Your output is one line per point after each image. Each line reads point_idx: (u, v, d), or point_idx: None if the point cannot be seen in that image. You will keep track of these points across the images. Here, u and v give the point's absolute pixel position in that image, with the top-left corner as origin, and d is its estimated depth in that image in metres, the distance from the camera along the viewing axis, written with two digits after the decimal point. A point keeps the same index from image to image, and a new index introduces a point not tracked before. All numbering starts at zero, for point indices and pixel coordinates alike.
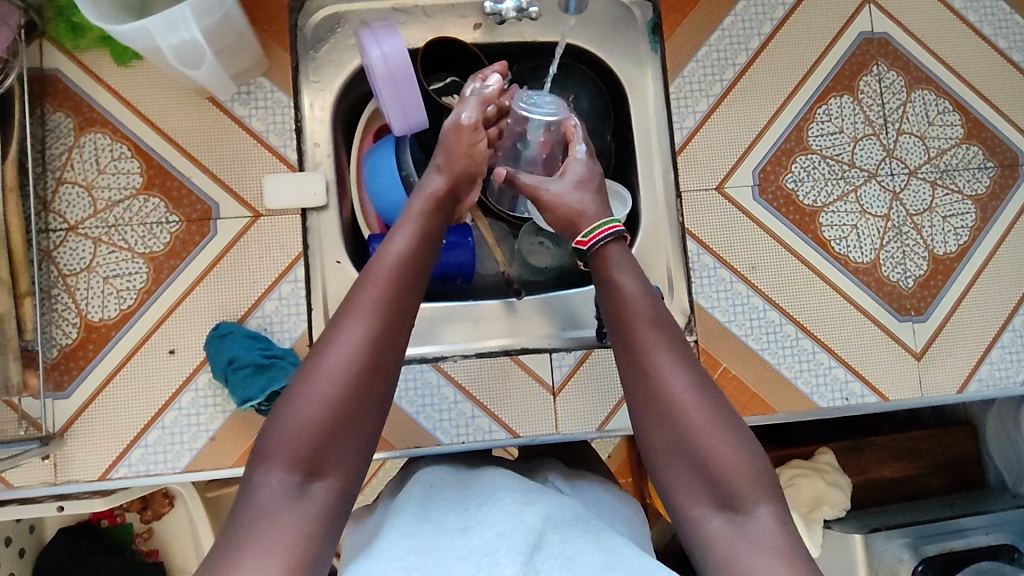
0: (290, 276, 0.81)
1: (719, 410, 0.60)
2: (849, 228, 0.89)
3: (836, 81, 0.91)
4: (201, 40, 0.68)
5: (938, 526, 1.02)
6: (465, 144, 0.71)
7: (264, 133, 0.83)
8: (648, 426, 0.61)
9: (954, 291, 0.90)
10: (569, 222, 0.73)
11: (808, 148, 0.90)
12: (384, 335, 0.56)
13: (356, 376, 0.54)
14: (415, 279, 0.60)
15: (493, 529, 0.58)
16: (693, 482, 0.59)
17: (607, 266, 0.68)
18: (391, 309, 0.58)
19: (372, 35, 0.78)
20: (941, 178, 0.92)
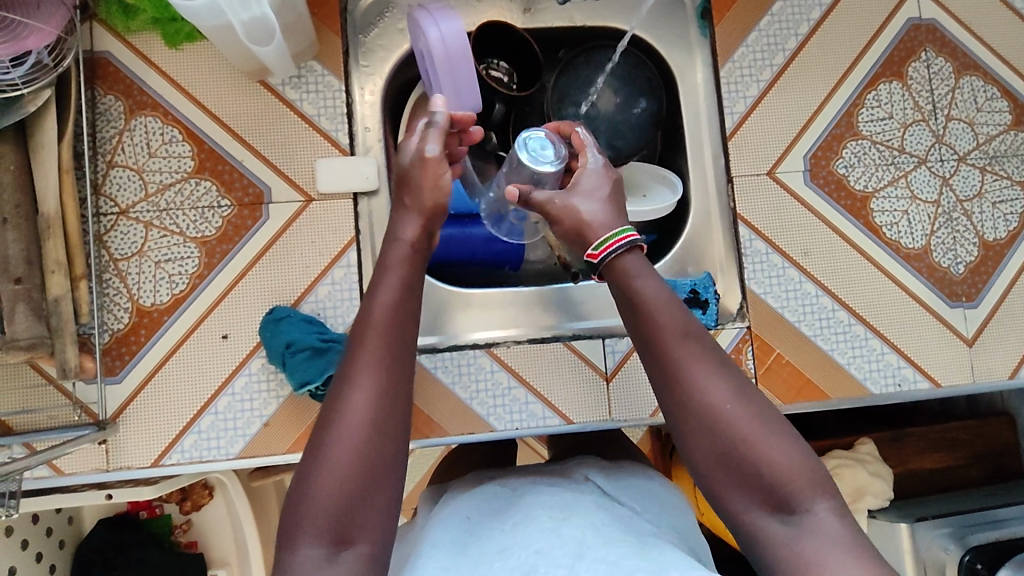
0: (343, 260, 0.81)
1: (767, 415, 0.56)
2: (900, 214, 0.89)
3: (885, 67, 0.91)
4: (270, 17, 0.67)
5: (977, 516, 1.00)
6: (428, 175, 0.64)
7: (316, 117, 0.83)
8: (691, 441, 0.57)
9: (1005, 276, 0.89)
10: (575, 235, 0.65)
11: (859, 134, 0.90)
12: (385, 393, 0.54)
13: (361, 448, 0.52)
14: (405, 333, 0.57)
15: (532, 548, 0.58)
16: (747, 494, 0.55)
17: (628, 268, 0.62)
18: (386, 371, 0.55)
19: (434, 16, 0.77)
20: (990, 164, 0.91)
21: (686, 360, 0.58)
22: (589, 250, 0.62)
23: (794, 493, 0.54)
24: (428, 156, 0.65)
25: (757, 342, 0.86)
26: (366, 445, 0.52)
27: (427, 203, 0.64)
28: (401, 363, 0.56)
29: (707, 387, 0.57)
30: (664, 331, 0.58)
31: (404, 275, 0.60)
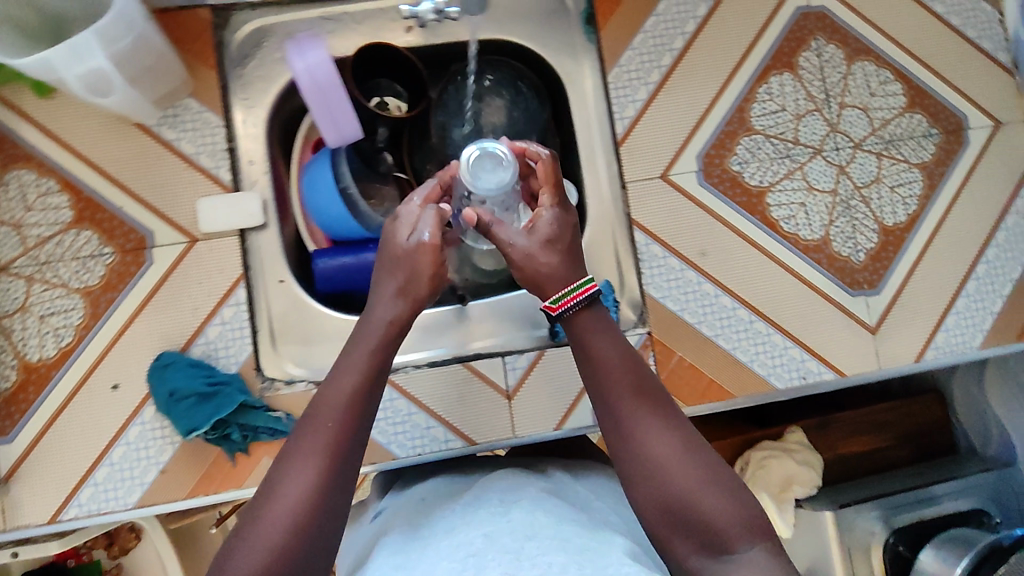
0: (232, 299, 0.80)
1: (702, 465, 0.62)
2: (797, 207, 0.89)
3: (775, 59, 0.90)
4: (109, 67, 0.68)
5: (907, 496, 1.02)
6: (429, 261, 0.67)
7: (196, 155, 0.82)
8: (633, 486, 0.63)
9: (905, 261, 0.90)
10: (533, 287, 0.69)
11: (752, 129, 0.89)
12: (336, 465, 0.59)
13: (308, 514, 0.57)
14: (368, 408, 0.62)
15: (479, 530, 0.62)
16: (673, 532, 0.61)
17: (581, 325, 0.69)
18: (342, 443, 0.60)
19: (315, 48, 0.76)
20: (886, 149, 0.91)
21: (632, 410, 0.65)
22: (547, 302, 0.67)
23: (727, 536, 0.59)
24: (427, 240, 0.67)
25: (658, 348, 0.86)
26: (313, 511, 0.57)
27: (413, 289, 0.67)
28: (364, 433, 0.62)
29: (644, 438, 0.63)
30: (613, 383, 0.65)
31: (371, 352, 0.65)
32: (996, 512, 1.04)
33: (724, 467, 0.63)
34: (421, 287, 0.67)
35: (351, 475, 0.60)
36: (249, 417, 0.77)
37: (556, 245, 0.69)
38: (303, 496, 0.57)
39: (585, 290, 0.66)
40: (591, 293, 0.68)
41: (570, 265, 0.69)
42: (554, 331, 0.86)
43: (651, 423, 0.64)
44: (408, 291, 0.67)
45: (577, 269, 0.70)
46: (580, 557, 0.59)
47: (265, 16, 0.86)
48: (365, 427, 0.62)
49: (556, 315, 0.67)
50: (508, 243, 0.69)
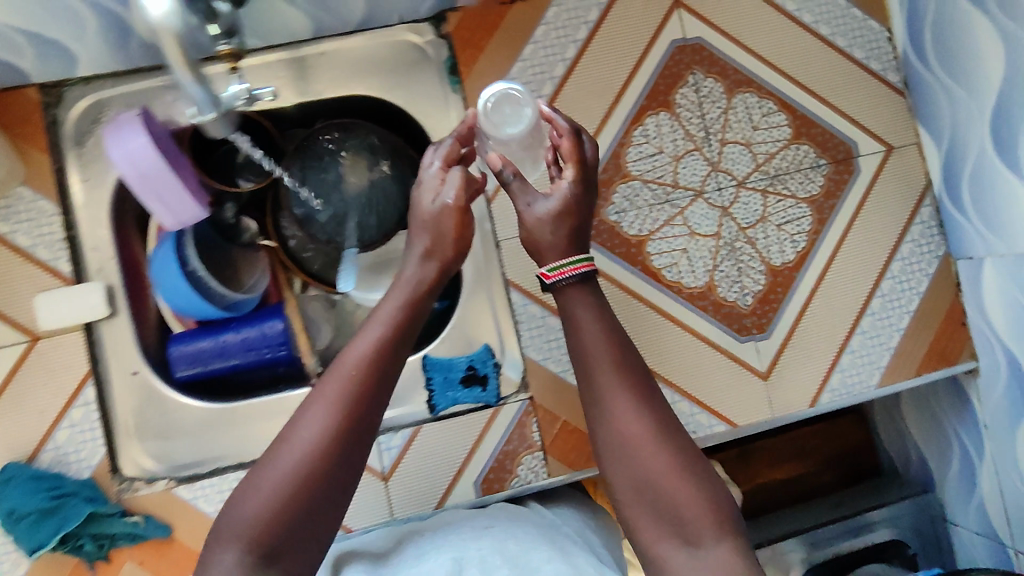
0: (80, 399, 0.76)
1: (680, 442, 0.63)
2: (679, 253, 0.85)
3: (650, 99, 0.86)
4: None
5: (833, 529, 1.02)
6: (453, 226, 0.69)
7: (32, 247, 0.77)
8: (611, 458, 0.64)
9: (795, 302, 0.86)
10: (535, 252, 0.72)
11: (628, 175, 0.85)
12: (339, 432, 0.59)
13: (314, 473, 0.57)
14: (378, 375, 0.62)
15: (446, 556, 0.65)
16: (642, 497, 0.62)
17: (571, 301, 0.70)
18: (354, 408, 0.60)
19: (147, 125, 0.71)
20: (771, 185, 0.87)
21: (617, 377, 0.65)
22: (544, 271, 0.70)
23: (695, 527, 0.60)
24: (451, 206, 0.68)
25: (540, 414, 0.82)
26: (312, 476, 0.57)
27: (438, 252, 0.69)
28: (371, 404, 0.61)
29: (630, 413, 0.64)
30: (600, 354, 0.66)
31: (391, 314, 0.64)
32: (915, 542, 1.02)
33: (706, 458, 0.64)
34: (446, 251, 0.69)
35: (361, 442, 0.60)
36: (103, 525, 0.74)
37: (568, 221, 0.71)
38: (310, 452, 0.57)
39: (585, 266, 0.68)
40: (589, 272, 0.70)
41: (577, 239, 0.72)
42: (433, 404, 0.82)
43: (636, 399, 0.64)
44: (433, 255, 0.69)
45: (579, 245, 0.72)
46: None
47: (100, 90, 0.80)
48: (380, 394, 0.62)
49: (551, 283, 0.69)
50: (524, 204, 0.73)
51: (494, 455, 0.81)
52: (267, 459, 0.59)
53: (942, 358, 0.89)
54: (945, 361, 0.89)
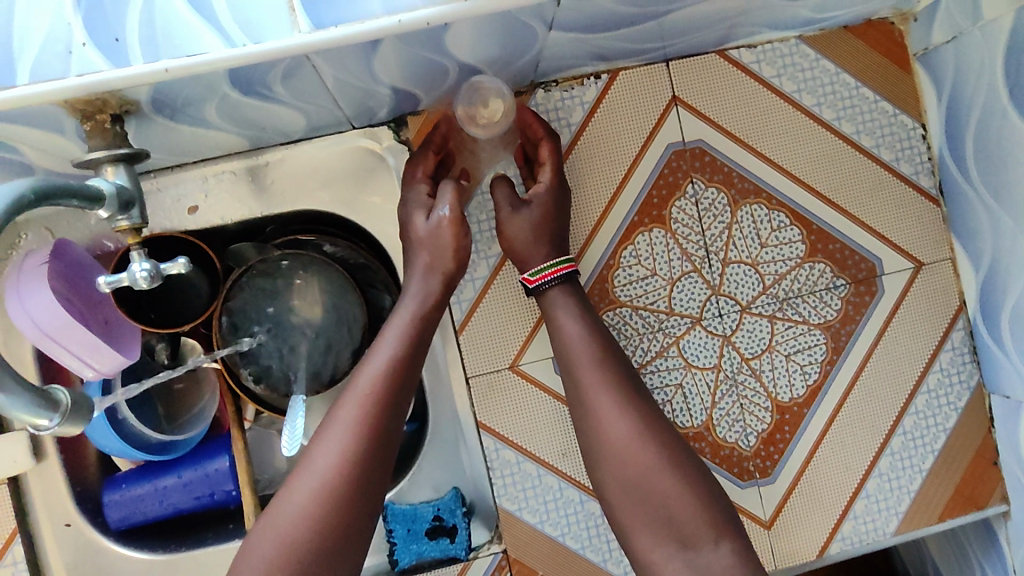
0: (7, 557, 0.70)
1: (671, 442, 0.62)
2: (673, 388, 0.76)
3: (642, 214, 0.75)
4: None
5: None
6: (450, 239, 0.67)
7: None
8: (601, 461, 0.62)
9: (805, 443, 0.77)
10: (521, 263, 0.70)
11: (615, 301, 0.75)
12: (364, 449, 0.58)
13: (342, 495, 0.56)
14: (394, 392, 0.61)
15: None
16: (636, 498, 0.60)
17: (554, 305, 0.69)
18: (375, 429, 0.59)
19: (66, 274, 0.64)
20: (780, 310, 0.76)
21: (604, 380, 0.64)
22: (526, 274, 0.69)
23: (689, 528, 0.58)
24: (446, 219, 0.67)
25: (516, 568, 0.74)
26: (341, 494, 0.56)
27: (440, 264, 0.68)
28: (390, 422, 0.60)
29: (615, 410, 0.63)
30: (584, 357, 0.65)
31: (402, 335, 0.64)
32: None
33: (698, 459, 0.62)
34: (446, 260, 0.68)
35: (385, 467, 0.59)
36: None
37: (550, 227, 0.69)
38: (333, 474, 0.57)
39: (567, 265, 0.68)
40: (570, 272, 0.69)
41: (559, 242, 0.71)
42: (396, 558, 0.74)
43: (621, 400, 0.63)
44: (435, 269, 0.68)
45: (560, 246, 0.71)
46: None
47: None
48: (398, 414, 0.62)
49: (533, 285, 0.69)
50: (508, 209, 0.70)
51: None
52: (286, 483, 0.58)
53: (972, 503, 0.78)
54: (975, 506, 0.77)
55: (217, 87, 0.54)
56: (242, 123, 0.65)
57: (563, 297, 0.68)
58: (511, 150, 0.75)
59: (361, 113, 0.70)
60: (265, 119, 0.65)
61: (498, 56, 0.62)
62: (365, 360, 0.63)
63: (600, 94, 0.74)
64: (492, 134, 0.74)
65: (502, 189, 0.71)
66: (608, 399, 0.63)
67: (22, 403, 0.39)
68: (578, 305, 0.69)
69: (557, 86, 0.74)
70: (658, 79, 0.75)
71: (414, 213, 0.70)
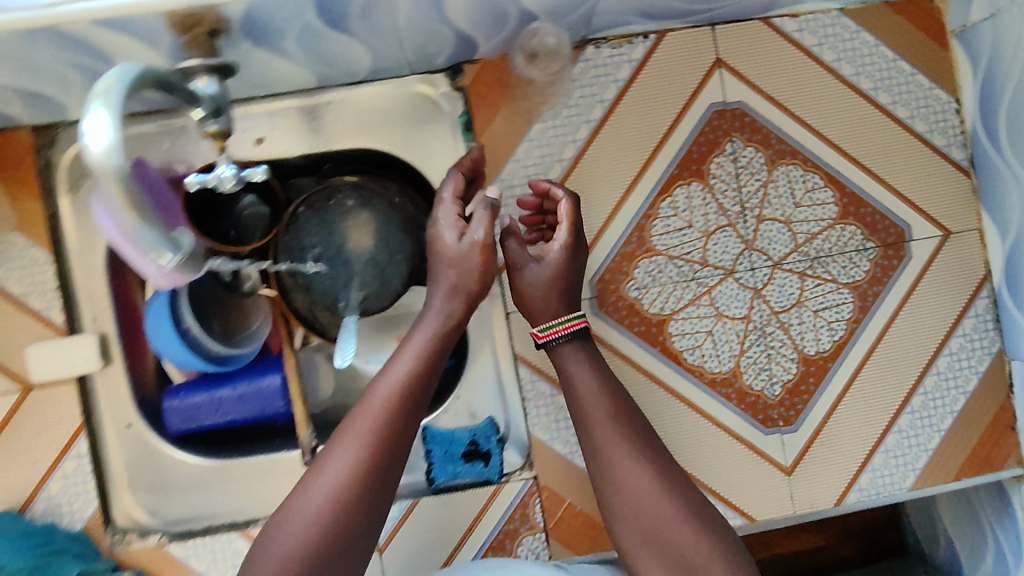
0: (73, 450, 0.75)
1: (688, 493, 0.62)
2: (703, 335, 0.79)
3: (682, 167, 0.79)
4: None
5: None
6: (479, 264, 0.66)
7: (24, 295, 0.74)
8: (616, 510, 0.62)
9: (828, 394, 0.80)
10: (528, 312, 0.72)
11: (652, 249, 0.79)
12: (374, 464, 0.57)
13: (352, 500, 0.55)
14: (412, 406, 0.60)
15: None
16: (654, 550, 0.60)
17: (565, 360, 0.70)
18: (394, 439, 0.58)
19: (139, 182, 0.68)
20: (811, 267, 0.80)
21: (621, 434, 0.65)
22: (535, 330, 0.70)
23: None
24: (478, 242, 0.66)
25: (545, 494, 0.79)
26: (349, 510, 0.55)
27: (465, 287, 0.66)
28: (403, 436, 0.59)
29: (633, 461, 0.63)
30: (597, 412, 0.66)
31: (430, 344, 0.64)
32: None
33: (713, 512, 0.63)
34: (472, 283, 0.66)
35: (392, 484, 0.58)
36: None
37: (561, 283, 0.70)
38: (343, 487, 0.56)
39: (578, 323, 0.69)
40: (581, 329, 0.70)
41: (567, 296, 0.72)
42: (432, 476, 0.79)
43: (637, 451, 0.64)
44: (459, 291, 0.66)
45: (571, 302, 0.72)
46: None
47: None
48: (414, 424, 0.61)
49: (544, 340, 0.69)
50: (520, 263, 0.71)
51: (494, 534, 0.78)
52: (295, 493, 0.57)
53: (986, 464, 0.81)
54: (989, 467, 0.81)
55: (304, 13, 0.59)
56: (315, 59, 0.70)
57: (575, 351, 0.69)
58: (561, 100, 0.78)
59: (423, 57, 0.74)
60: (334, 56, 0.70)
61: (558, 5, 0.66)
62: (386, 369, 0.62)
63: (647, 53, 0.78)
64: (544, 89, 0.78)
65: (514, 242, 0.72)
66: (622, 451, 0.64)
67: (149, 236, 0.46)
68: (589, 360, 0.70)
69: (607, 43, 0.78)
70: (703, 42, 0.79)
71: (443, 233, 0.67)
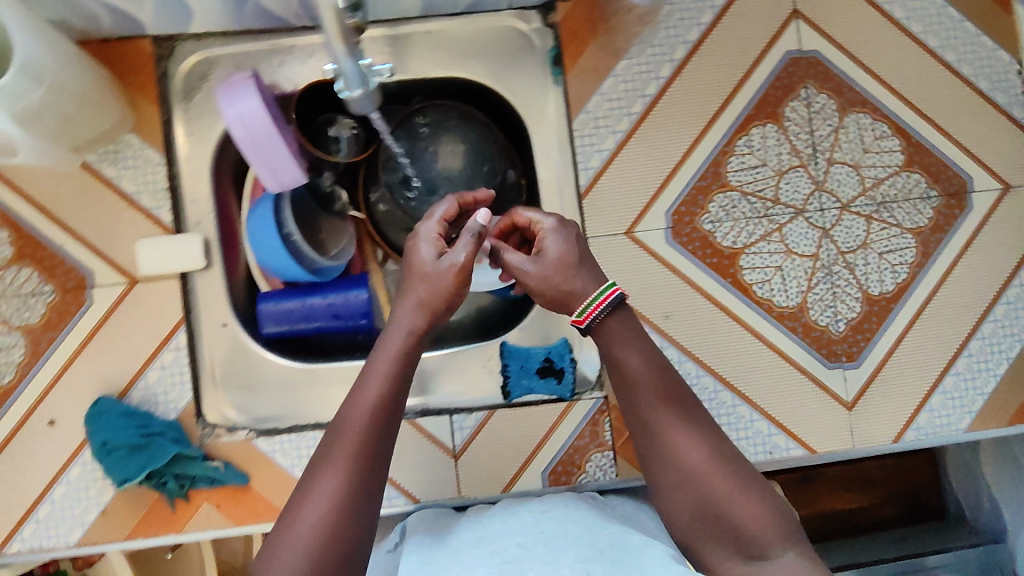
0: (172, 343, 0.79)
1: (736, 468, 0.64)
2: (773, 270, 0.83)
3: (758, 109, 0.83)
4: (17, 129, 0.63)
5: (903, 564, 1.00)
6: (452, 283, 0.68)
7: (136, 194, 0.79)
8: (665, 484, 0.65)
9: (890, 333, 0.84)
10: (558, 303, 0.70)
11: (727, 185, 0.83)
12: (355, 486, 0.60)
13: (339, 522, 0.59)
14: (386, 424, 0.64)
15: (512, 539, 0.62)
16: (704, 525, 0.63)
17: (610, 336, 0.69)
18: (366, 457, 0.62)
19: (235, 123, 0.70)
20: (877, 211, 0.84)
21: (666, 415, 0.66)
22: (573, 315, 0.69)
23: (761, 544, 0.60)
24: (457, 265, 0.68)
25: (614, 414, 0.82)
26: (339, 530, 0.59)
27: (433, 303, 0.68)
28: (379, 454, 0.63)
29: (683, 439, 0.65)
30: (645, 392, 0.67)
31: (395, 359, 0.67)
32: None
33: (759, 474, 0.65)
34: (440, 300, 0.69)
35: (374, 500, 0.61)
36: (185, 467, 0.77)
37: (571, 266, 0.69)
38: (329, 512, 0.59)
39: (609, 295, 0.67)
40: (617, 298, 0.69)
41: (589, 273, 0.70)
42: (508, 390, 0.84)
43: (688, 426, 0.65)
44: (426, 305, 0.69)
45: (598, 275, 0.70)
46: (618, 567, 0.58)
47: (208, 47, 0.81)
48: (388, 440, 0.64)
49: (582, 329, 0.68)
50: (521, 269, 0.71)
51: (565, 449, 0.81)
52: (288, 516, 0.60)
53: None
54: None
55: None
56: None
57: (622, 326, 0.68)
58: (648, 39, 0.82)
59: None
60: None
61: None
62: (359, 392, 0.65)
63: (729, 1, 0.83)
64: (631, 29, 0.82)
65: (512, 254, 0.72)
66: (667, 435, 0.65)
67: (350, 63, 0.56)
68: (635, 331, 0.70)
69: None
70: None
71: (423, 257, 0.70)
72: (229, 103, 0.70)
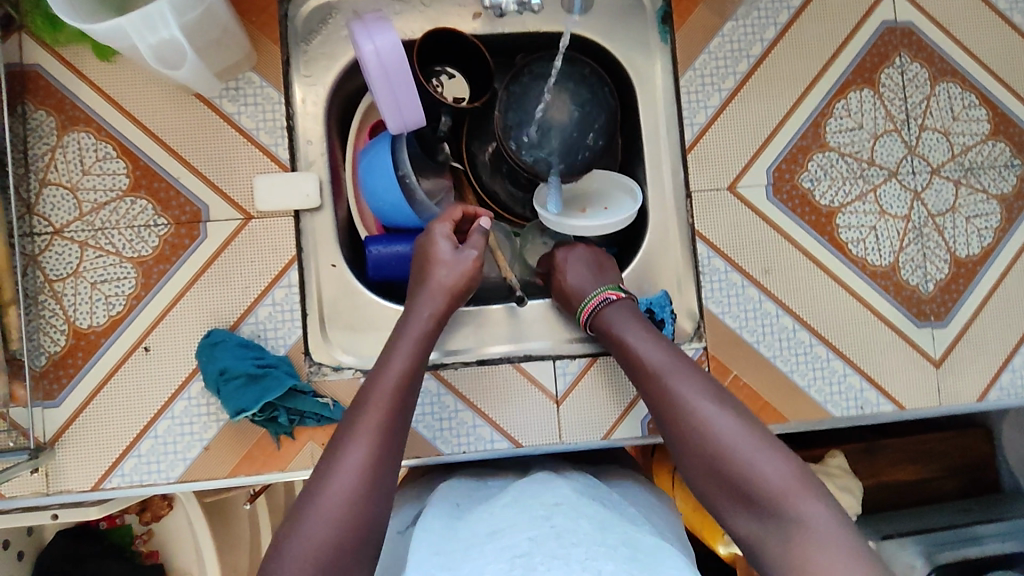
0: (284, 280, 0.79)
1: (753, 430, 0.65)
2: (868, 230, 0.86)
3: (857, 74, 0.86)
4: (181, 39, 0.66)
5: (950, 534, 1.04)
6: (468, 269, 0.77)
7: (255, 131, 0.79)
8: (687, 453, 0.66)
9: (976, 294, 0.87)
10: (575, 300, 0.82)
11: (826, 145, 0.85)
12: (377, 450, 0.63)
13: (360, 482, 0.60)
14: (406, 396, 0.67)
15: (524, 533, 0.59)
16: (725, 490, 0.63)
17: (620, 326, 0.77)
18: (387, 425, 0.65)
19: (371, 58, 0.71)
20: (965, 177, 0.87)
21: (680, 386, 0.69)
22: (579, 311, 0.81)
23: (784, 499, 0.60)
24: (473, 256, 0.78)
25: (713, 363, 0.84)
26: (360, 490, 0.60)
27: (448, 285, 0.76)
28: (399, 424, 0.66)
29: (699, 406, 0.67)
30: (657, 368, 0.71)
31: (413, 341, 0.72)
32: None
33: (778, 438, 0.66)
34: (453, 282, 0.76)
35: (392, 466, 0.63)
36: (297, 402, 0.77)
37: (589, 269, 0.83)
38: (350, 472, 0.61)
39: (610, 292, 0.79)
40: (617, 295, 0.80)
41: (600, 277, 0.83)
42: None
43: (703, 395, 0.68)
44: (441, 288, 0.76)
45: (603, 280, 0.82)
46: (631, 567, 0.56)
47: None
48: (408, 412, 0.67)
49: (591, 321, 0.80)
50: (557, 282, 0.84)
51: None
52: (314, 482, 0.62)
53: None
54: None
55: None
56: None
57: (621, 315, 0.77)
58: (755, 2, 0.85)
59: None
60: None
61: None
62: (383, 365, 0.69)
63: None
64: None
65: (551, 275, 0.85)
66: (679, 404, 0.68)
67: None
68: (635, 322, 0.77)
69: None
70: None
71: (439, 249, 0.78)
72: (366, 36, 0.71)
